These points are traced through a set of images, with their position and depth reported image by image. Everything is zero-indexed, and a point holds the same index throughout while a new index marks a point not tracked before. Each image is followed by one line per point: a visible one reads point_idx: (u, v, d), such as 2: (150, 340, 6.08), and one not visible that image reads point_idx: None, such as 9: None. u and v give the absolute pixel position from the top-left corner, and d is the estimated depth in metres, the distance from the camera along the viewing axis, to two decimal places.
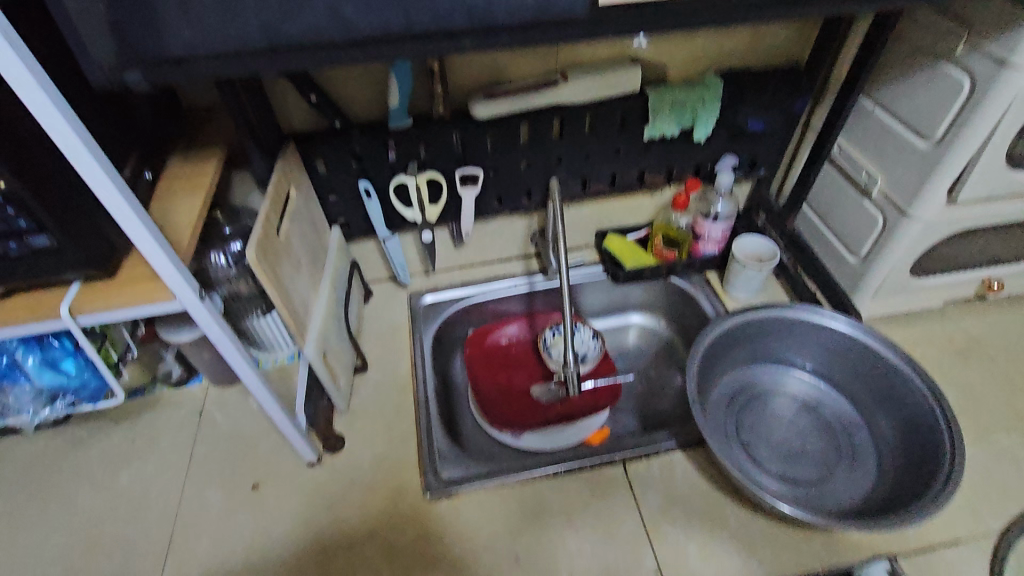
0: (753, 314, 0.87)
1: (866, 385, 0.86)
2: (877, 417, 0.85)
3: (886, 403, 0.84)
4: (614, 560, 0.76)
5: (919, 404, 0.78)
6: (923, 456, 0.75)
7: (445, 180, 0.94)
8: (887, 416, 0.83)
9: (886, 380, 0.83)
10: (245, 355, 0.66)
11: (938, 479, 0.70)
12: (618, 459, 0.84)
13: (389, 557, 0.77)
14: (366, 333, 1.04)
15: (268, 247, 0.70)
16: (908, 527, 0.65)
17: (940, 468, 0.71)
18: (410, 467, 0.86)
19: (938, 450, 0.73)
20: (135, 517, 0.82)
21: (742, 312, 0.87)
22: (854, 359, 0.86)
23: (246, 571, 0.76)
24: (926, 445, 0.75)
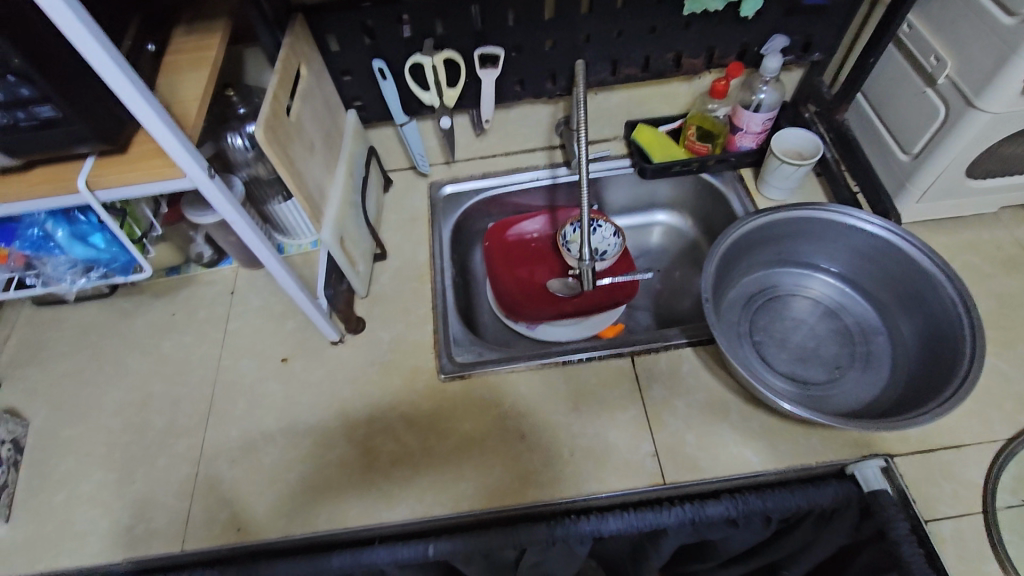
0: (782, 214, 0.83)
1: (892, 291, 0.83)
2: (899, 324, 0.82)
3: (911, 311, 0.81)
4: (614, 441, 0.80)
5: (945, 312, 0.75)
6: (939, 364, 0.74)
7: (462, 60, 0.88)
8: (909, 324, 0.81)
9: (915, 287, 0.79)
10: (263, 237, 0.67)
11: (950, 386, 0.69)
12: (626, 353, 0.87)
13: (405, 427, 0.83)
14: (387, 222, 1.05)
15: (278, 128, 0.68)
16: (908, 429, 0.65)
17: (955, 376, 0.70)
18: (426, 350, 0.90)
19: (956, 359, 0.71)
20: (180, 380, 0.90)
21: (770, 211, 0.83)
22: (884, 264, 0.82)
23: (279, 431, 0.84)
24: (945, 353, 0.73)
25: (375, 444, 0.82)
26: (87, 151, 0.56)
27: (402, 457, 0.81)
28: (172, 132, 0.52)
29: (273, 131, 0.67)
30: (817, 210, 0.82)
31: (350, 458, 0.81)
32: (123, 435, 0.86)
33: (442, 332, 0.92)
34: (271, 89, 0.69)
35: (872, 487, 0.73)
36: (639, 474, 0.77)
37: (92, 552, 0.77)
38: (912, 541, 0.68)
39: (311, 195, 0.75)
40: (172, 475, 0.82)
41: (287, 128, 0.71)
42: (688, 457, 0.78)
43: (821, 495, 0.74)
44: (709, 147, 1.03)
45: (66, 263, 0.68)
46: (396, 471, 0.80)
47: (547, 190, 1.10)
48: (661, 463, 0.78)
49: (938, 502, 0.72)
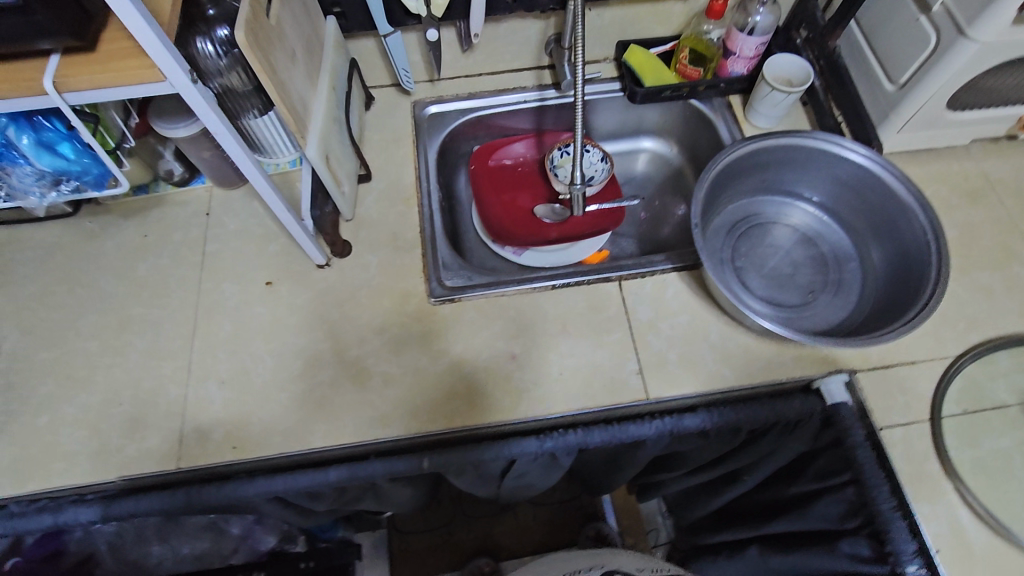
0: (771, 141, 0.84)
1: (867, 220, 0.87)
2: (870, 252, 0.87)
3: (883, 239, 0.85)
4: (601, 361, 0.83)
5: (915, 240, 0.79)
6: (905, 288, 0.79)
7: None
8: (880, 252, 0.85)
9: (889, 215, 0.83)
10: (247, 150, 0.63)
11: (915, 309, 0.74)
12: (613, 279, 0.89)
13: (396, 349, 0.84)
14: (369, 142, 1.01)
15: (259, 31, 0.63)
16: (875, 347, 0.71)
17: (920, 299, 0.74)
18: (415, 273, 0.90)
19: (923, 283, 0.76)
20: (159, 303, 0.88)
21: (760, 138, 0.83)
22: (862, 193, 0.85)
23: (268, 353, 0.84)
24: (911, 279, 0.78)
25: (367, 365, 0.83)
26: (52, 47, 0.50)
27: (396, 377, 0.82)
28: (149, 26, 0.47)
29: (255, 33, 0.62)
30: (803, 138, 0.83)
31: (343, 377, 0.82)
32: (104, 358, 0.84)
33: (431, 257, 0.91)
34: None
35: (834, 400, 0.80)
36: (624, 390, 0.81)
37: (84, 471, 0.77)
38: (867, 446, 0.76)
39: (295, 108, 0.71)
40: (160, 396, 0.81)
41: (266, 32, 0.65)
42: (671, 375, 0.82)
43: (788, 408, 0.81)
44: (700, 72, 1.01)
45: (32, 174, 0.64)
46: (390, 390, 0.82)
47: (534, 112, 1.08)
48: (645, 381, 0.82)
49: (892, 412, 0.79)
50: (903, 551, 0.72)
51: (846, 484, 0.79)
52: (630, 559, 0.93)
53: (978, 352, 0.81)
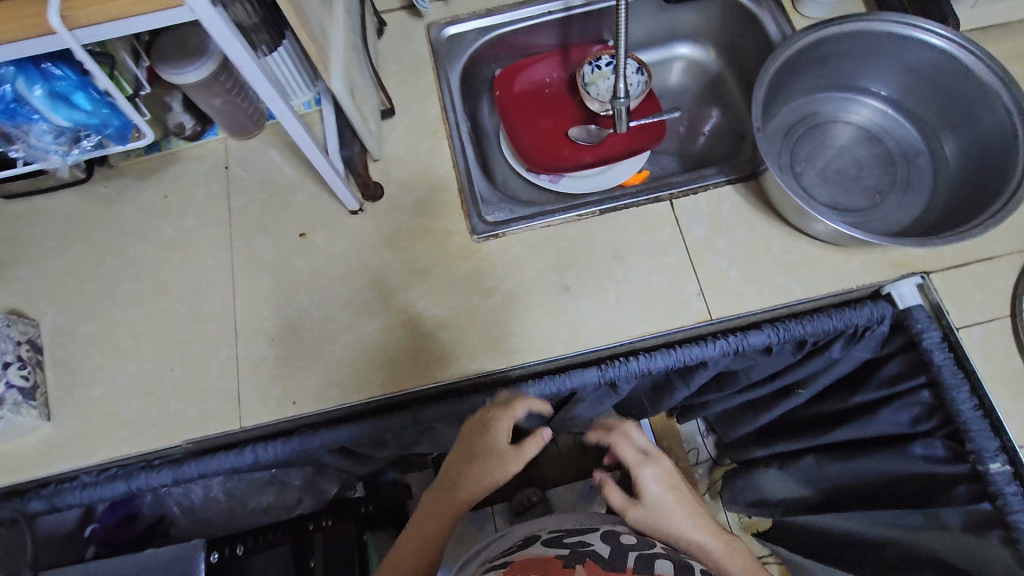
0: (833, 28, 0.76)
1: (939, 109, 0.80)
2: (942, 144, 0.80)
3: (958, 129, 0.78)
4: (659, 285, 0.80)
5: (996, 125, 0.72)
6: (986, 180, 0.73)
7: None
8: (953, 142, 0.79)
9: (965, 100, 0.76)
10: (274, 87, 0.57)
11: (999, 199, 0.69)
12: (664, 198, 0.84)
13: (445, 291, 0.81)
14: (386, 75, 0.94)
15: None
16: (958, 243, 0.66)
17: (1005, 187, 0.69)
18: (453, 210, 0.85)
19: (1007, 173, 0.70)
20: (193, 265, 0.84)
21: (821, 25, 0.76)
22: (936, 78, 0.77)
23: (314, 305, 0.81)
24: (992, 168, 0.72)
25: (416, 309, 0.80)
26: None
27: (448, 319, 0.80)
28: None
29: None
30: (871, 21, 0.75)
31: (395, 324, 0.80)
32: (147, 325, 0.82)
33: (468, 192, 0.86)
34: None
35: (906, 303, 0.77)
36: (686, 313, 0.78)
37: (148, 438, 0.76)
38: (944, 347, 0.73)
39: (315, 34, 0.64)
40: (211, 358, 0.79)
41: None
42: (734, 293, 0.79)
43: (857, 316, 0.77)
44: None
45: (50, 131, 0.61)
46: (445, 333, 0.79)
47: (558, 25, 1.00)
48: (707, 301, 0.79)
49: (970, 311, 0.76)
50: (986, 449, 0.70)
51: (921, 387, 0.76)
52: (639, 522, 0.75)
53: None
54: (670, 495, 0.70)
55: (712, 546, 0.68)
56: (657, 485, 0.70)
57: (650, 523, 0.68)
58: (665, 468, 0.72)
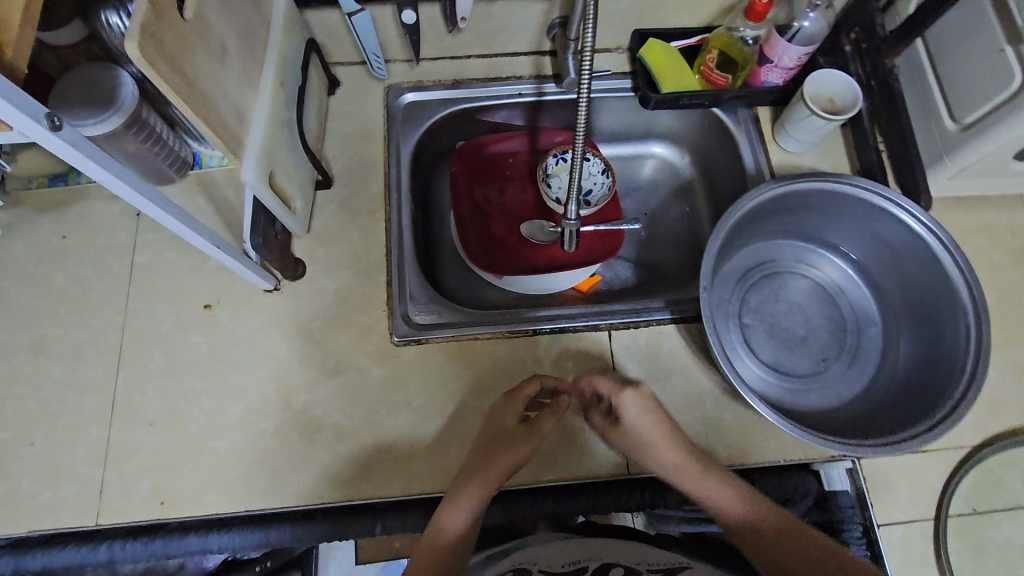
0: (802, 184, 0.71)
1: (898, 284, 0.75)
2: (896, 320, 0.76)
3: (913, 310, 0.74)
4: (581, 426, 0.74)
5: (952, 320, 0.68)
6: (931, 377, 0.68)
7: None
8: (907, 323, 0.74)
9: (924, 285, 0.71)
10: (160, 193, 0.52)
11: (940, 408, 0.64)
12: (604, 328, 0.78)
13: (353, 396, 0.74)
14: (332, 137, 0.86)
15: (173, 34, 0.47)
16: (891, 455, 0.61)
17: (948, 395, 0.64)
18: (377, 304, 0.79)
19: (951, 378, 0.66)
20: (80, 323, 0.76)
21: (791, 180, 0.71)
22: (900, 255, 0.73)
23: (205, 392, 0.74)
24: (939, 367, 0.68)
25: (317, 413, 0.73)
26: None
27: (349, 429, 0.73)
28: None
29: (164, 42, 0.46)
30: (843, 185, 0.71)
31: (290, 426, 0.73)
32: (14, 386, 0.73)
33: (397, 286, 0.79)
34: None
35: (832, 486, 0.74)
36: (604, 462, 0.73)
37: None
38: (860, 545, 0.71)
39: (228, 128, 0.57)
40: (79, 436, 0.71)
41: (189, 30, 0.49)
42: None
43: (781, 489, 0.73)
44: (727, 79, 0.86)
45: None
46: (342, 445, 0.72)
47: (527, 108, 0.93)
48: (628, 453, 0.73)
49: (895, 506, 0.72)
50: None
51: None
52: (628, 550, 0.72)
53: (998, 445, 0.73)
54: (646, 420, 0.69)
55: (710, 489, 0.67)
56: (634, 410, 0.69)
57: (630, 449, 0.69)
58: (646, 393, 0.70)
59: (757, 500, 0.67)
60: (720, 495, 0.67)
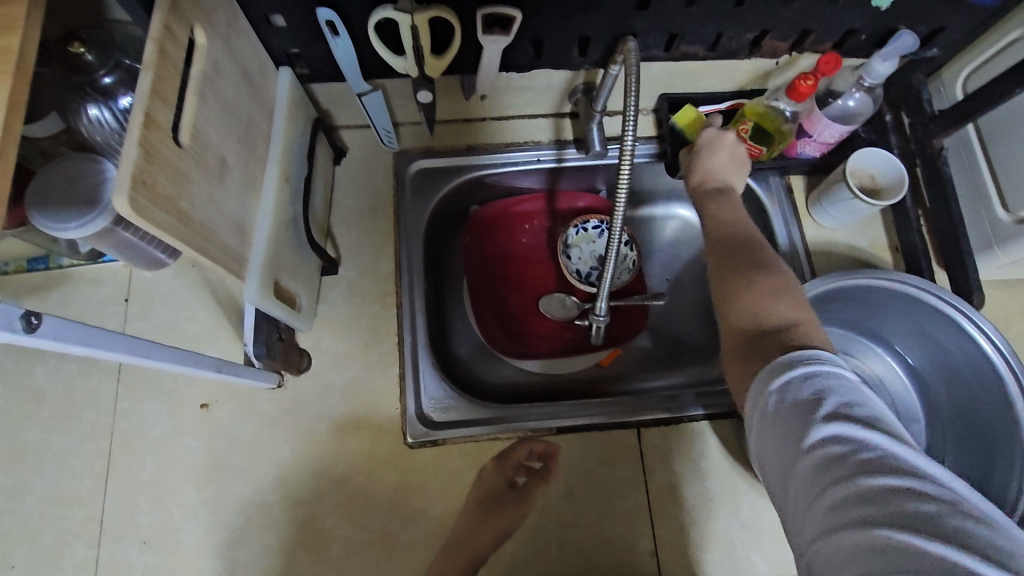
0: (850, 282, 0.67)
1: (944, 383, 0.73)
2: (941, 420, 0.74)
3: (961, 412, 0.71)
4: (610, 535, 0.69)
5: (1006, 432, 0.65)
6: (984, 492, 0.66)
7: (456, 21, 0.58)
8: (953, 426, 0.72)
9: (973, 390, 0.68)
10: (152, 346, 0.47)
11: None
12: (633, 424, 0.73)
13: (364, 506, 0.69)
14: (339, 211, 0.80)
15: (164, 171, 0.42)
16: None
17: (1007, 519, 0.62)
18: (389, 400, 0.73)
19: (1007, 500, 0.63)
20: (63, 426, 0.69)
21: (839, 279, 0.67)
22: (950, 354, 0.70)
23: (202, 504, 0.68)
24: (992, 485, 0.65)
25: (325, 527, 0.68)
26: None
27: (360, 545, 0.67)
28: None
29: (154, 182, 0.41)
30: (892, 284, 0.67)
31: (295, 541, 0.67)
32: None
33: (410, 380, 0.73)
34: (142, 99, 0.40)
35: None
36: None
37: None
38: None
39: (228, 248, 0.51)
40: (64, 557, 0.65)
41: (181, 158, 0.44)
42: (691, 558, 0.69)
43: None
44: (762, 151, 0.79)
45: None
46: (351, 564, 0.66)
47: (546, 174, 0.87)
48: (660, 564, 0.68)
49: None
50: None
51: None
52: None
53: None
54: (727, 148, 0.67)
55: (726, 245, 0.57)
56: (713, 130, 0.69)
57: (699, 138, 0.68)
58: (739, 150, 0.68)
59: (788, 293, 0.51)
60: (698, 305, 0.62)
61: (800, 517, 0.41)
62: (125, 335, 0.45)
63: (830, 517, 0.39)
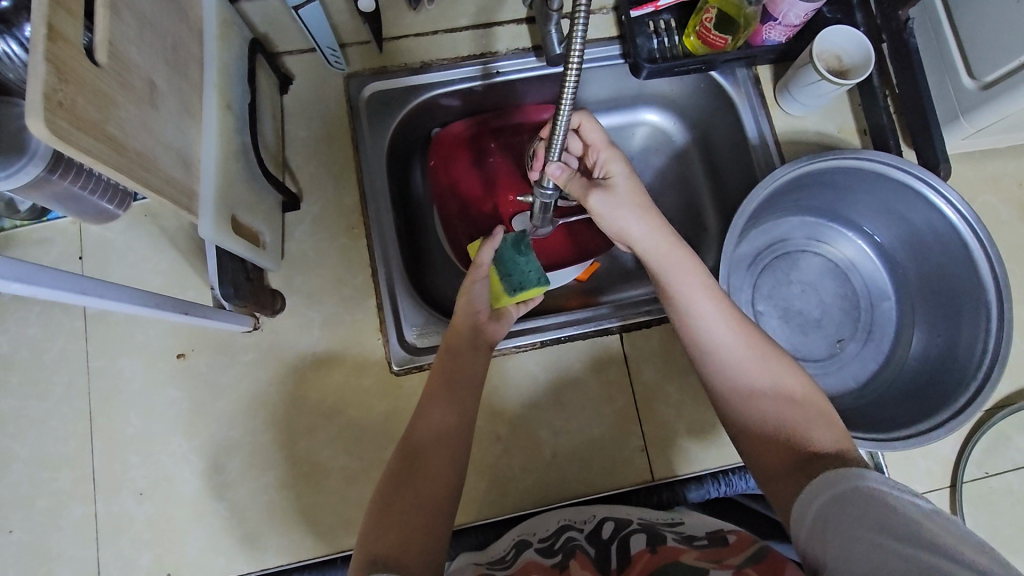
0: (819, 164, 0.67)
1: (912, 258, 0.75)
2: (911, 293, 0.76)
3: (930, 285, 0.73)
4: (600, 437, 0.72)
5: (972, 297, 0.67)
6: (950, 355, 0.69)
7: None
8: (922, 299, 0.74)
9: (940, 260, 0.70)
10: (105, 284, 0.45)
11: (965, 390, 0.64)
12: (614, 329, 0.74)
13: (358, 437, 0.69)
14: (293, 144, 0.76)
15: (82, 93, 0.38)
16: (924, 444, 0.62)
17: (972, 375, 0.64)
18: (369, 332, 0.72)
19: (970, 359, 0.66)
20: (37, 392, 0.67)
21: (808, 162, 0.67)
22: (918, 229, 0.71)
23: (194, 452, 0.67)
24: (957, 346, 0.68)
25: (321, 460, 0.68)
26: None
27: (358, 473, 0.68)
28: None
29: (72, 104, 0.37)
30: (860, 162, 0.67)
31: (293, 476, 0.68)
32: None
33: (389, 310, 0.72)
34: (42, 10, 0.36)
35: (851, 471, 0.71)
36: (626, 472, 0.71)
37: None
38: None
39: (174, 181, 0.48)
40: (62, 517, 0.65)
41: (101, 79, 0.40)
42: (679, 449, 0.72)
43: None
44: (726, 41, 0.76)
45: None
46: (352, 490, 0.68)
47: (508, 86, 0.83)
48: (651, 458, 0.71)
49: (913, 479, 0.72)
50: None
51: None
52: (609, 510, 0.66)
53: (1011, 406, 0.74)
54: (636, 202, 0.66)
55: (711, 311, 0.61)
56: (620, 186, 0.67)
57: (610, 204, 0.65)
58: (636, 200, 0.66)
59: (766, 348, 0.59)
60: (694, 290, 0.61)
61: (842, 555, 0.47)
62: (71, 274, 0.42)
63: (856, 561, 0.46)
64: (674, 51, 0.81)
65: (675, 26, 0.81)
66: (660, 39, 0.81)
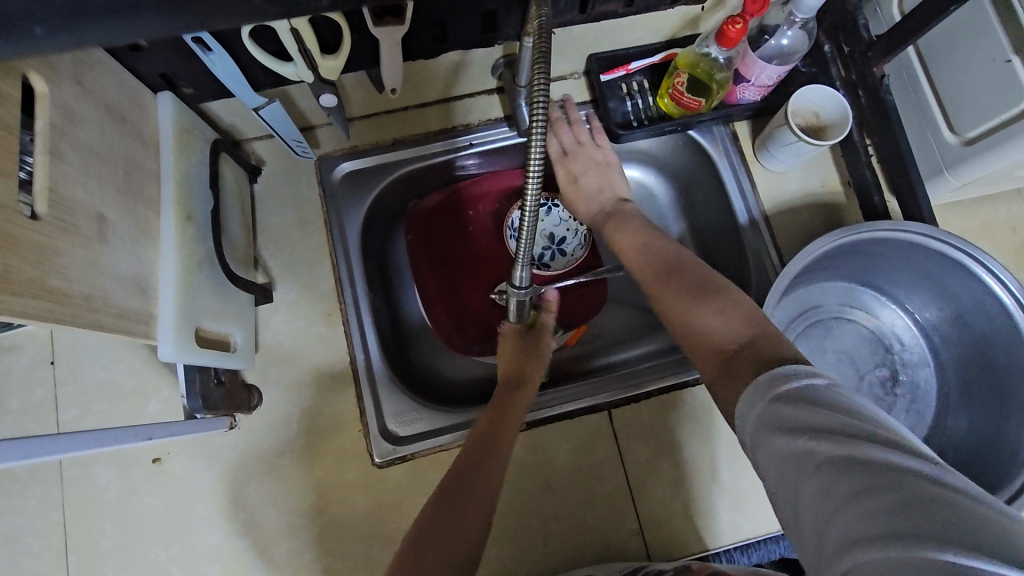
0: (846, 239, 0.65)
1: (952, 326, 0.73)
2: (950, 361, 0.74)
3: (972, 355, 0.71)
4: (593, 521, 0.69)
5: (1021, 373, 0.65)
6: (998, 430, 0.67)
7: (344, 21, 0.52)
8: (965, 369, 0.72)
9: (985, 333, 0.69)
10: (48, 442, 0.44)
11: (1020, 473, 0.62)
12: (601, 406, 0.72)
13: (340, 536, 0.67)
14: (265, 231, 0.75)
15: (17, 253, 0.37)
16: None
17: None
18: (349, 424, 0.70)
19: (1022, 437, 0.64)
20: (11, 506, 0.65)
21: (838, 237, 0.65)
22: (960, 298, 0.69)
23: (172, 561, 0.65)
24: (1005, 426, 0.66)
25: (305, 562, 0.66)
26: None
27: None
28: None
29: (7, 268, 0.36)
30: (901, 235, 0.65)
31: None
32: None
33: (369, 400, 0.70)
34: None
35: None
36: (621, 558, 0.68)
37: None
38: None
39: (127, 312, 0.47)
40: None
41: (39, 232, 0.39)
42: (676, 532, 0.69)
43: None
44: (701, 103, 0.75)
45: None
46: None
47: (481, 155, 0.82)
48: (647, 542, 0.68)
49: None
50: None
51: None
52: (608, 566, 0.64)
53: None
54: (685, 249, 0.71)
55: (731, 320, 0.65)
56: None
57: None
58: None
59: None
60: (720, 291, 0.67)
61: (795, 504, 0.40)
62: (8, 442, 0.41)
63: (822, 499, 0.38)
64: (649, 112, 0.79)
65: (649, 86, 0.80)
66: (633, 101, 0.80)
